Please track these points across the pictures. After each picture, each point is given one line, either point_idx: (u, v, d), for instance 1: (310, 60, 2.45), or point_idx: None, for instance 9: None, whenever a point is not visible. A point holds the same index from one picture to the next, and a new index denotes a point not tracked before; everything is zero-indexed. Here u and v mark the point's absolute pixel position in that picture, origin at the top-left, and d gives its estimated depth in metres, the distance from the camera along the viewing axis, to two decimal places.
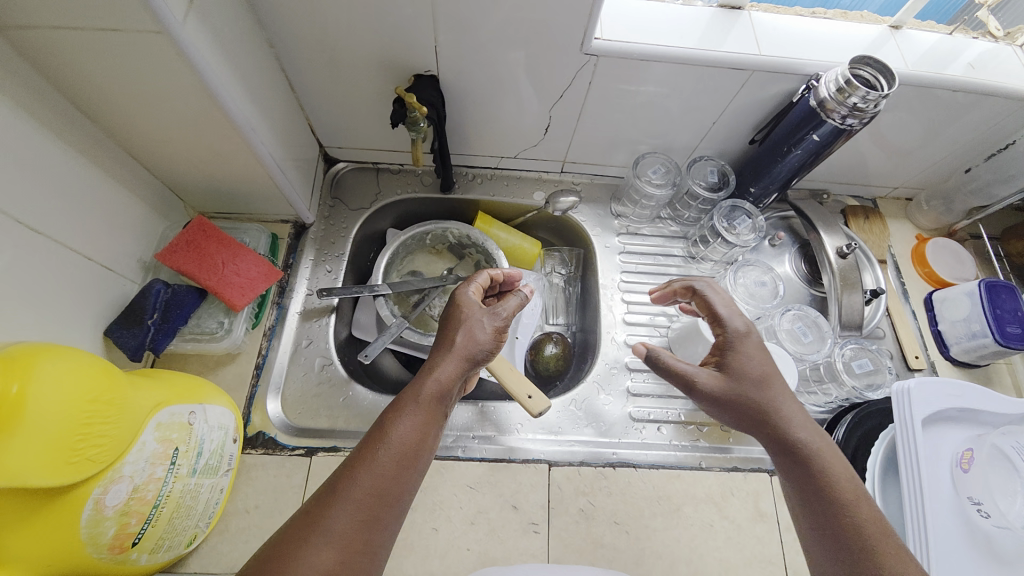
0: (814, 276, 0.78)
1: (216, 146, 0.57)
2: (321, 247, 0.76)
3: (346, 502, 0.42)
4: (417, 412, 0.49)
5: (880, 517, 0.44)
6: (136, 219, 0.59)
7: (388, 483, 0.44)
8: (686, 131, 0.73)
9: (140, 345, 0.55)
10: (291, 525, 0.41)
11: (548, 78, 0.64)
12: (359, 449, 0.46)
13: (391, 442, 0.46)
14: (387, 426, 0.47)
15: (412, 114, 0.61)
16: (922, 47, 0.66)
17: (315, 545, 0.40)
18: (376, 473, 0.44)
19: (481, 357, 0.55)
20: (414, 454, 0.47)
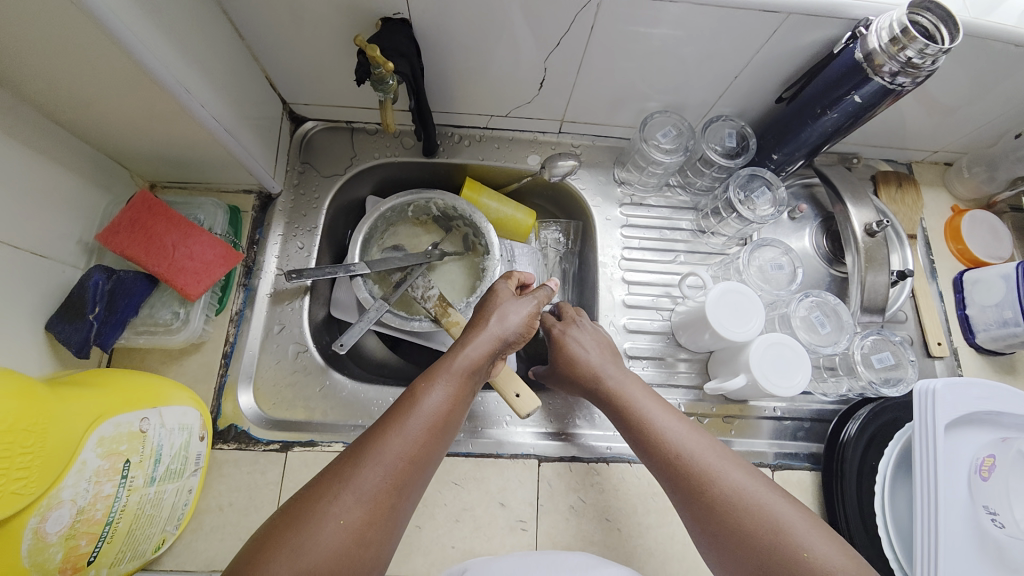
0: (836, 254, 0.71)
1: (151, 110, 0.48)
2: (292, 219, 0.69)
3: (377, 464, 0.43)
4: (449, 385, 0.49)
5: (670, 415, 0.51)
6: (71, 195, 0.52)
7: (418, 452, 0.45)
8: (703, 86, 0.63)
9: (86, 341, 0.49)
10: (322, 481, 0.42)
11: (543, 23, 0.54)
12: (390, 414, 0.46)
13: (423, 411, 0.46)
14: (419, 396, 0.47)
15: (377, 71, 0.52)
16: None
17: (346, 499, 0.41)
18: (408, 440, 0.44)
19: (515, 339, 0.55)
20: (443, 426, 0.47)
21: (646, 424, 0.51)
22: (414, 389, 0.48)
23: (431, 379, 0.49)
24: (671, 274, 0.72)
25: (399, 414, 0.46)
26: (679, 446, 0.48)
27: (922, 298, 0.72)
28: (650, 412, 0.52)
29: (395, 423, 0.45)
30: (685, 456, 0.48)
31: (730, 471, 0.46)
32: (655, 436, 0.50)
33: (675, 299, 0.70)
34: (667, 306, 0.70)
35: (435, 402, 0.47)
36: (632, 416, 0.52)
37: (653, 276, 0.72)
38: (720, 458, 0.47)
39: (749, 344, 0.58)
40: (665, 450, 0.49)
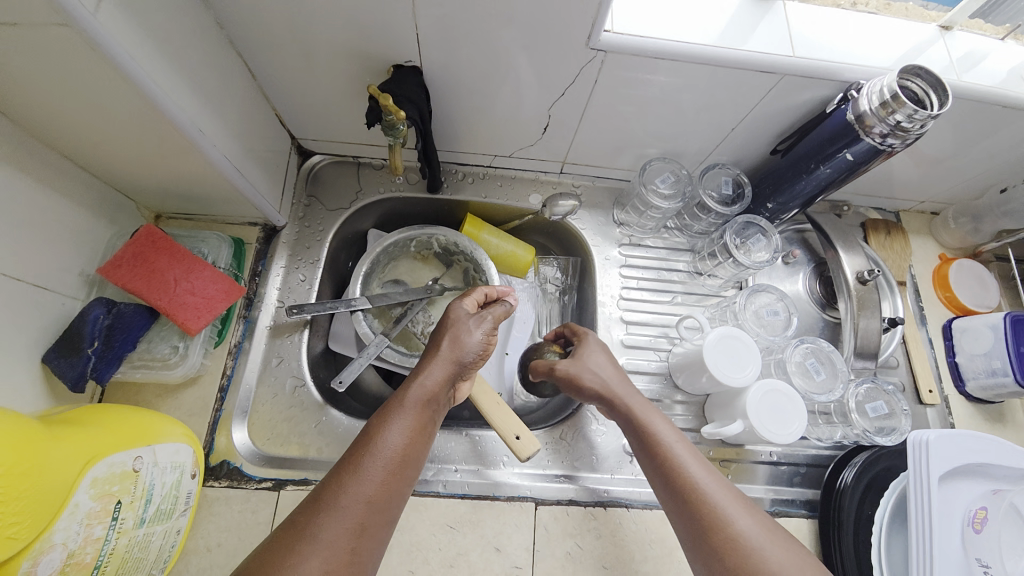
0: (829, 298, 0.72)
1: (164, 147, 0.49)
2: (295, 251, 0.69)
3: (341, 510, 0.41)
4: (409, 419, 0.48)
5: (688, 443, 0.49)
6: (75, 228, 0.53)
7: (384, 491, 0.44)
8: (700, 135, 0.65)
9: (81, 375, 0.49)
10: (283, 536, 0.39)
11: (547, 73, 0.56)
12: (350, 457, 0.45)
13: (384, 449, 0.45)
14: (380, 433, 0.47)
15: (387, 117, 0.53)
16: (940, 46, 0.59)
17: (312, 557, 0.38)
18: (371, 480, 0.43)
19: (473, 361, 0.56)
20: (406, 462, 0.46)
21: (661, 448, 0.48)
22: (374, 427, 0.48)
23: (390, 414, 0.48)
24: (668, 315, 0.73)
25: (360, 455, 0.45)
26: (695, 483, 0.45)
27: (912, 343, 0.74)
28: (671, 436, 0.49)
29: (357, 464, 0.44)
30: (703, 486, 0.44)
31: (746, 510, 0.43)
32: (673, 462, 0.46)
33: (672, 340, 0.71)
34: (665, 347, 0.71)
35: (393, 439, 0.46)
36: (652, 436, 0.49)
37: (651, 316, 0.73)
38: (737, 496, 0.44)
39: (746, 391, 0.59)
40: (684, 476, 0.45)
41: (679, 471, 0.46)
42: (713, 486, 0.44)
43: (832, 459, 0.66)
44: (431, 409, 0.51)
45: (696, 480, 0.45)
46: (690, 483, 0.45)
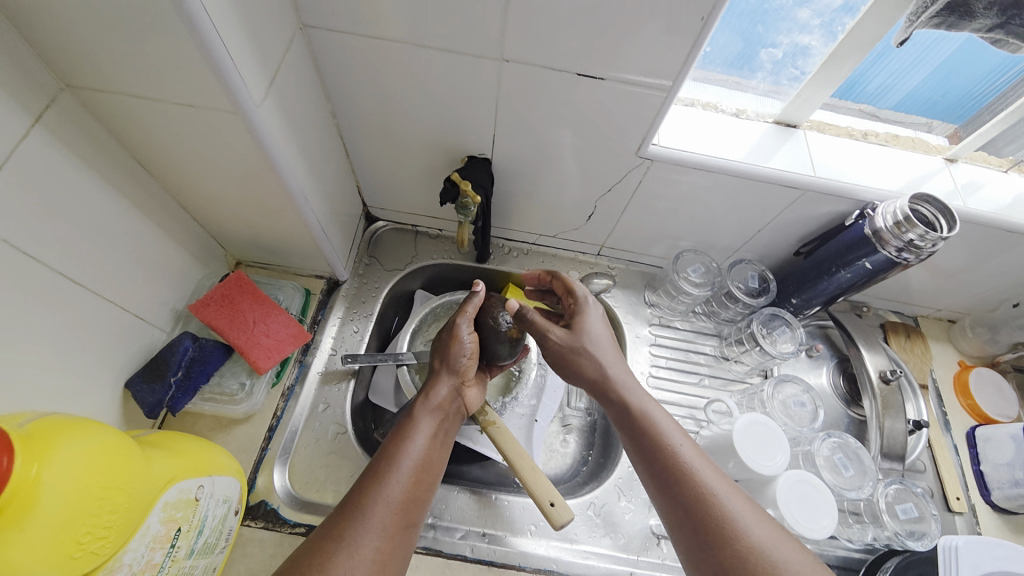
0: (854, 395, 0.75)
1: (269, 207, 0.58)
2: (352, 304, 0.75)
3: (373, 516, 0.47)
4: (422, 431, 0.56)
5: (680, 430, 0.54)
6: (176, 268, 0.60)
7: (409, 496, 0.50)
8: (729, 233, 0.72)
9: (158, 403, 0.54)
10: (322, 544, 0.44)
11: (598, 172, 0.65)
12: (374, 471, 0.51)
13: (405, 460, 0.52)
14: (399, 447, 0.53)
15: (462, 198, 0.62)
16: (946, 175, 0.67)
17: (355, 560, 0.44)
18: (397, 487, 0.50)
19: (467, 369, 0.63)
20: (425, 470, 0.53)
21: (656, 437, 0.53)
22: (393, 441, 0.54)
23: (407, 429, 0.55)
24: (696, 397, 0.75)
25: (382, 468, 0.51)
26: (706, 488, 0.48)
27: (936, 447, 0.75)
28: (665, 426, 0.54)
29: (381, 477, 0.50)
30: (696, 473, 0.49)
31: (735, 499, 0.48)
32: (666, 452, 0.51)
33: (699, 421, 0.73)
34: (690, 428, 0.72)
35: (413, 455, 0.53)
36: (645, 426, 0.54)
37: (678, 396, 0.75)
38: (728, 485, 0.49)
39: (776, 480, 0.60)
40: (678, 467, 0.50)
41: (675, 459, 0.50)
42: (709, 477, 0.49)
43: (862, 563, 0.64)
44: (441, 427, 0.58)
45: (709, 483, 0.49)
46: (703, 485, 0.48)
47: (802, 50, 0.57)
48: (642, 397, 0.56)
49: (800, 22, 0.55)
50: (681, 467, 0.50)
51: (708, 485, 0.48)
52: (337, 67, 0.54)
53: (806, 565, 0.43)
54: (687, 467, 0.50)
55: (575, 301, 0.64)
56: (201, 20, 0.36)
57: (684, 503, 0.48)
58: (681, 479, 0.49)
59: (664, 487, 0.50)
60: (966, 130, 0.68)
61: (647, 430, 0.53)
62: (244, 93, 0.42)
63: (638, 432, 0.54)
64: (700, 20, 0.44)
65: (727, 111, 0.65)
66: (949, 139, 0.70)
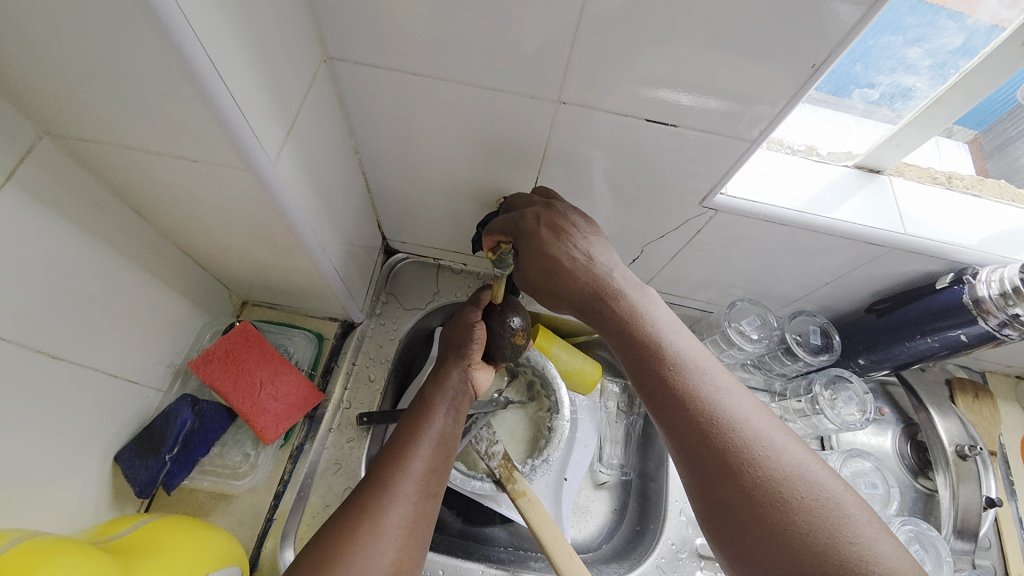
0: (923, 465, 0.69)
1: (280, 254, 0.51)
2: (369, 349, 0.68)
3: (398, 490, 0.47)
4: (441, 407, 0.55)
5: (687, 344, 0.45)
6: (175, 320, 0.53)
7: (430, 468, 0.50)
8: (790, 284, 0.65)
9: (152, 480, 0.48)
10: (349, 523, 0.44)
11: (651, 217, 0.58)
12: (394, 449, 0.51)
13: (427, 435, 0.52)
14: (420, 424, 0.53)
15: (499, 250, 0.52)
16: None
17: (384, 528, 0.44)
18: (419, 461, 0.50)
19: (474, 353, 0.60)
20: (446, 444, 0.53)
21: (654, 355, 0.44)
22: (413, 418, 0.54)
23: (426, 407, 0.55)
24: None
25: (403, 445, 0.51)
26: (712, 404, 0.40)
27: (1004, 521, 0.67)
28: (669, 342, 0.45)
29: (403, 454, 0.50)
30: (704, 389, 0.41)
31: (755, 419, 0.40)
32: (668, 371, 0.43)
33: None
34: None
35: (435, 428, 0.53)
36: (643, 343, 0.45)
37: None
38: (747, 400, 0.41)
39: None
40: (681, 386, 0.42)
41: (679, 375, 0.42)
42: (722, 393, 0.41)
43: None
44: (459, 399, 0.57)
45: (712, 400, 0.40)
46: (706, 402, 0.40)
47: (903, 93, 0.50)
48: (643, 308, 0.47)
49: (908, 61, 0.48)
50: (684, 383, 0.42)
51: (715, 400, 0.40)
52: (367, 103, 0.48)
53: (837, 490, 0.36)
54: (692, 384, 0.42)
55: (516, 244, 0.50)
56: (208, 72, 0.29)
57: (682, 422, 0.40)
58: (685, 396, 0.41)
59: (663, 408, 0.42)
60: (988, 135, 0.62)
61: (646, 347, 0.45)
62: (257, 149, 0.35)
63: (634, 350, 0.45)
64: (810, 69, 0.38)
65: (797, 151, 0.57)
66: (980, 173, 0.63)
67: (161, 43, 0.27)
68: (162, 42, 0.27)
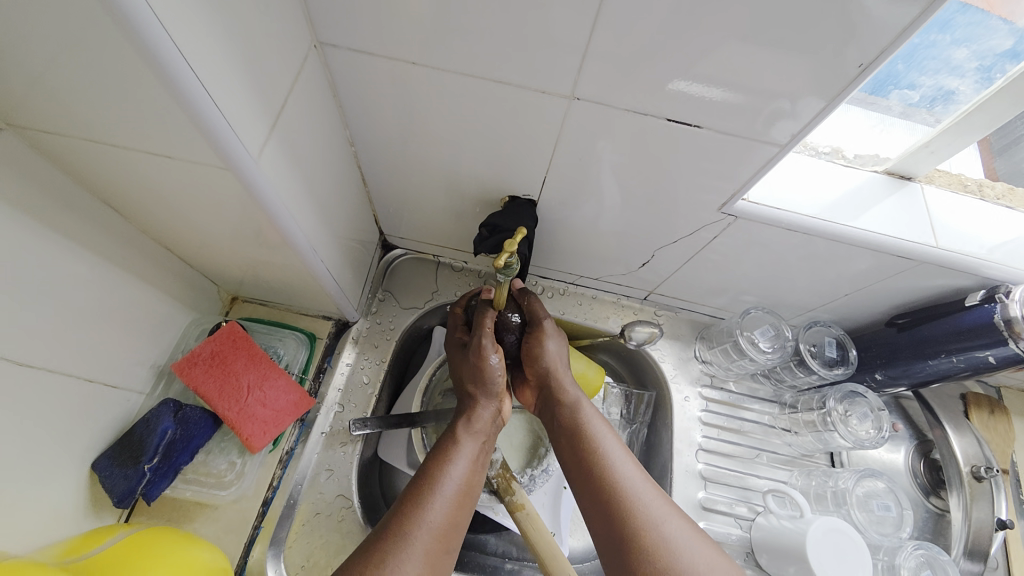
0: (935, 484, 0.67)
1: (268, 253, 0.47)
2: (364, 349, 0.66)
3: (415, 541, 0.42)
4: (466, 452, 0.51)
5: (620, 446, 0.51)
6: (157, 320, 0.51)
7: (450, 521, 0.45)
8: (807, 294, 0.62)
9: (131, 490, 0.47)
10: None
11: (665, 221, 0.54)
12: (413, 493, 0.46)
13: (450, 482, 0.48)
14: (443, 467, 0.49)
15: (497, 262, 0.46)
16: None
17: None
18: (440, 510, 0.45)
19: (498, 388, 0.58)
20: (467, 494, 0.49)
21: (592, 452, 0.50)
22: (435, 461, 0.50)
23: (450, 448, 0.51)
24: (750, 477, 0.66)
25: (425, 490, 0.46)
26: (636, 502, 0.45)
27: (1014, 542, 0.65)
28: (605, 443, 0.51)
29: (423, 500, 0.45)
30: (631, 486, 0.47)
31: (669, 520, 0.44)
32: (601, 466, 0.48)
33: (754, 508, 0.65)
34: (745, 515, 0.64)
35: (459, 472, 0.49)
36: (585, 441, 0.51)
37: (730, 472, 0.66)
38: (666, 503, 0.46)
39: None
40: (610, 483, 0.47)
41: (609, 472, 0.48)
42: (645, 493, 0.46)
43: None
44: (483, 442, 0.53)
45: (637, 498, 0.46)
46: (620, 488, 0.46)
47: (946, 95, 0.46)
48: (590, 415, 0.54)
49: (954, 63, 0.43)
50: (614, 480, 0.47)
51: (630, 485, 0.47)
52: (362, 92, 0.44)
53: None
54: (621, 481, 0.47)
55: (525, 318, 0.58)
56: (178, 64, 0.26)
57: (605, 505, 0.46)
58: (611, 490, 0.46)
59: (594, 499, 0.47)
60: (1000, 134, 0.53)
61: (585, 442, 0.51)
62: (238, 146, 0.32)
63: (575, 445, 0.52)
64: (855, 69, 0.35)
65: (822, 153, 0.54)
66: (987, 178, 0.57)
67: (118, 29, 0.23)
68: (121, 27, 0.23)
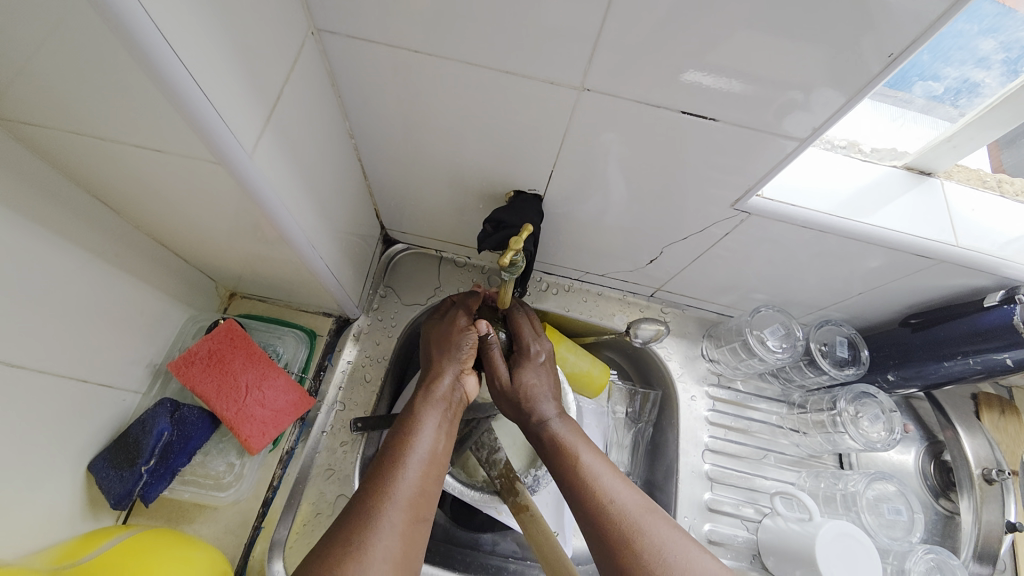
0: (945, 486, 0.66)
1: (266, 250, 0.46)
2: (366, 347, 0.65)
3: (384, 517, 0.41)
4: (433, 426, 0.49)
5: (597, 450, 0.51)
6: (153, 318, 0.49)
7: (421, 493, 0.44)
8: (820, 293, 0.60)
9: (128, 492, 0.46)
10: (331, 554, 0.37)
11: (675, 218, 0.53)
12: (382, 468, 0.45)
13: (414, 458, 0.46)
14: (406, 444, 0.47)
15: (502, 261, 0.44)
16: None
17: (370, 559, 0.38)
18: (409, 484, 0.44)
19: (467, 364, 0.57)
20: (434, 469, 0.47)
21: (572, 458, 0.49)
22: (398, 438, 0.47)
23: (415, 426, 0.49)
24: (757, 478, 0.66)
25: (390, 468, 0.44)
26: (618, 504, 0.45)
27: None
28: (581, 450, 0.50)
29: (390, 477, 0.43)
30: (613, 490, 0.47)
31: (652, 520, 0.44)
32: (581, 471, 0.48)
33: (761, 509, 0.64)
34: (752, 516, 0.63)
35: (427, 445, 0.48)
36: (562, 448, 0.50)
37: (736, 472, 0.66)
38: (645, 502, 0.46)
39: None
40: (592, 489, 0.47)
41: (590, 476, 0.47)
42: (625, 495, 0.46)
43: None
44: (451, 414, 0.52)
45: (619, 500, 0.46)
46: (598, 481, 0.47)
47: (971, 87, 0.44)
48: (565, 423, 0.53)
49: (980, 54, 0.41)
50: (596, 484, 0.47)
51: (610, 487, 0.47)
52: (362, 81, 0.42)
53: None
54: (602, 485, 0.47)
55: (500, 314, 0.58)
56: (166, 53, 0.24)
57: (589, 510, 0.46)
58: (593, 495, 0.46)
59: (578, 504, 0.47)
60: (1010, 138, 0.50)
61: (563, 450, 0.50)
62: (232, 141, 0.30)
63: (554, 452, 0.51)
64: (886, 58, 0.33)
65: (839, 147, 0.52)
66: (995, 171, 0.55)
67: (101, 19, 0.22)
68: (104, 18, 0.22)
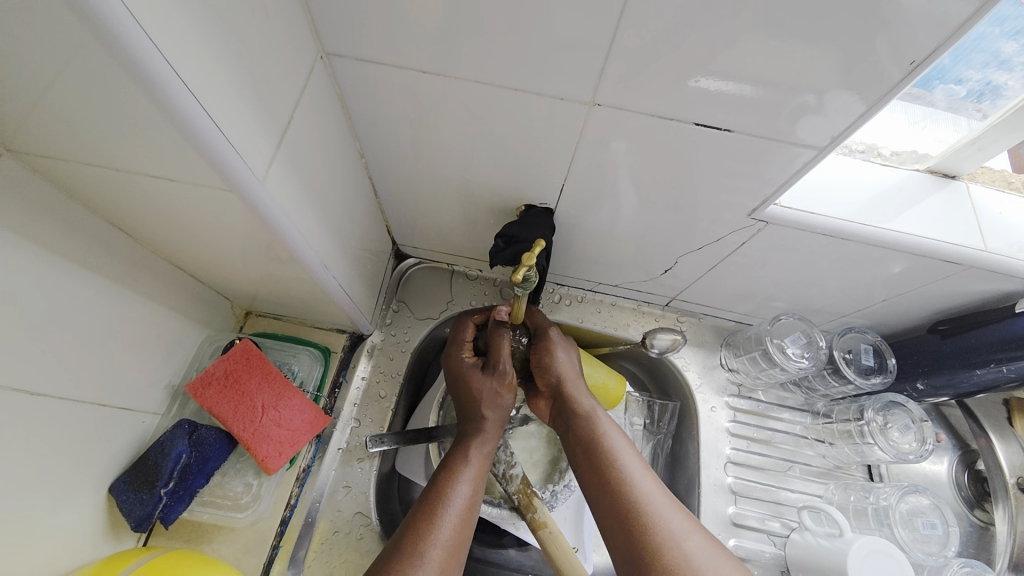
0: (979, 497, 0.63)
1: (280, 271, 0.46)
2: (379, 362, 0.64)
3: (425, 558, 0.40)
4: (474, 466, 0.49)
5: (637, 456, 0.49)
6: (170, 339, 0.50)
7: (460, 535, 0.44)
8: (841, 300, 0.59)
9: (148, 515, 0.46)
10: None
11: (689, 228, 0.52)
12: (422, 508, 0.44)
13: (456, 498, 0.45)
14: (447, 484, 0.46)
15: (514, 276, 0.44)
16: None
17: None
18: (449, 526, 0.43)
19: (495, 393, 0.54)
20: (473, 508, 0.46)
21: (612, 461, 0.48)
22: (439, 478, 0.47)
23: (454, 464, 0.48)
24: (782, 491, 0.64)
25: (431, 508, 0.44)
26: (658, 516, 0.44)
27: None
28: (620, 453, 0.48)
29: (431, 517, 0.43)
30: (653, 501, 0.45)
31: (693, 542, 0.43)
32: (618, 478, 0.46)
33: (787, 524, 0.62)
34: (778, 531, 0.61)
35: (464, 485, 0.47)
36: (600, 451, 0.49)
37: (760, 485, 0.64)
38: (686, 520, 0.44)
39: None
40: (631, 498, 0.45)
41: (628, 482, 0.46)
42: (664, 507, 0.45)
43: None
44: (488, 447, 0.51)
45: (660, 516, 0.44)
46: (636, 489, 0.45)
47: (994, 89, 0.42)
48: (602, 419, 0.51)
49: (1002, 57, 0.39)
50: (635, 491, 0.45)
51: (649, 501, 0.45)
52: (372, 101, 0.43)
53: None
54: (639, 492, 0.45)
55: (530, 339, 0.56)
56: (174, 87, 0.24)
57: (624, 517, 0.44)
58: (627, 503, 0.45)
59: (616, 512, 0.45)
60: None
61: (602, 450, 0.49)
62: (242, 168, 0.30)
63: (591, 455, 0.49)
64: (908, 65, 0.32)
65: (858, 151, 0.50)
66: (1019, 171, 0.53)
67: (109, 56, 0.22)
68: (113, 55, 0.22)
